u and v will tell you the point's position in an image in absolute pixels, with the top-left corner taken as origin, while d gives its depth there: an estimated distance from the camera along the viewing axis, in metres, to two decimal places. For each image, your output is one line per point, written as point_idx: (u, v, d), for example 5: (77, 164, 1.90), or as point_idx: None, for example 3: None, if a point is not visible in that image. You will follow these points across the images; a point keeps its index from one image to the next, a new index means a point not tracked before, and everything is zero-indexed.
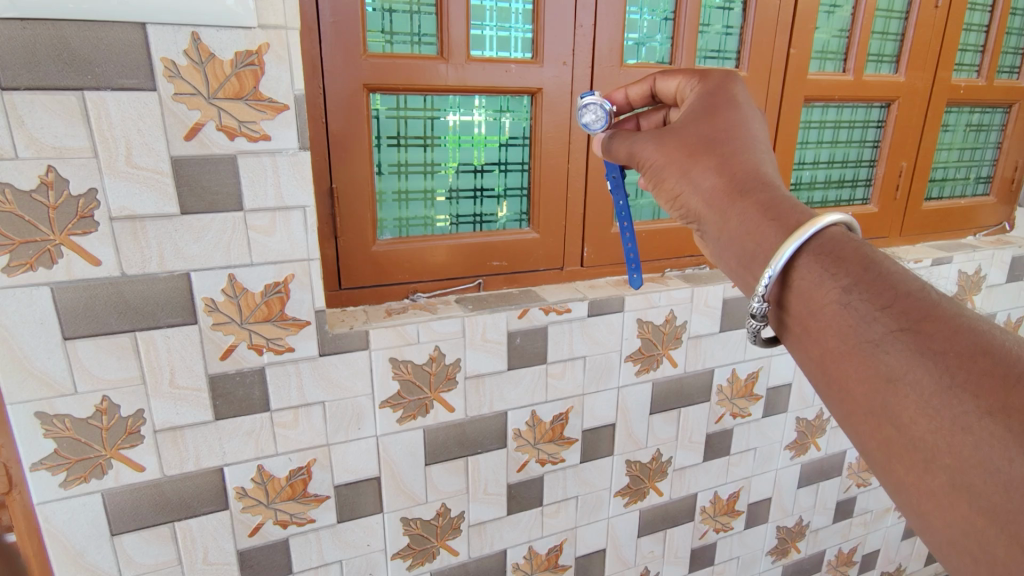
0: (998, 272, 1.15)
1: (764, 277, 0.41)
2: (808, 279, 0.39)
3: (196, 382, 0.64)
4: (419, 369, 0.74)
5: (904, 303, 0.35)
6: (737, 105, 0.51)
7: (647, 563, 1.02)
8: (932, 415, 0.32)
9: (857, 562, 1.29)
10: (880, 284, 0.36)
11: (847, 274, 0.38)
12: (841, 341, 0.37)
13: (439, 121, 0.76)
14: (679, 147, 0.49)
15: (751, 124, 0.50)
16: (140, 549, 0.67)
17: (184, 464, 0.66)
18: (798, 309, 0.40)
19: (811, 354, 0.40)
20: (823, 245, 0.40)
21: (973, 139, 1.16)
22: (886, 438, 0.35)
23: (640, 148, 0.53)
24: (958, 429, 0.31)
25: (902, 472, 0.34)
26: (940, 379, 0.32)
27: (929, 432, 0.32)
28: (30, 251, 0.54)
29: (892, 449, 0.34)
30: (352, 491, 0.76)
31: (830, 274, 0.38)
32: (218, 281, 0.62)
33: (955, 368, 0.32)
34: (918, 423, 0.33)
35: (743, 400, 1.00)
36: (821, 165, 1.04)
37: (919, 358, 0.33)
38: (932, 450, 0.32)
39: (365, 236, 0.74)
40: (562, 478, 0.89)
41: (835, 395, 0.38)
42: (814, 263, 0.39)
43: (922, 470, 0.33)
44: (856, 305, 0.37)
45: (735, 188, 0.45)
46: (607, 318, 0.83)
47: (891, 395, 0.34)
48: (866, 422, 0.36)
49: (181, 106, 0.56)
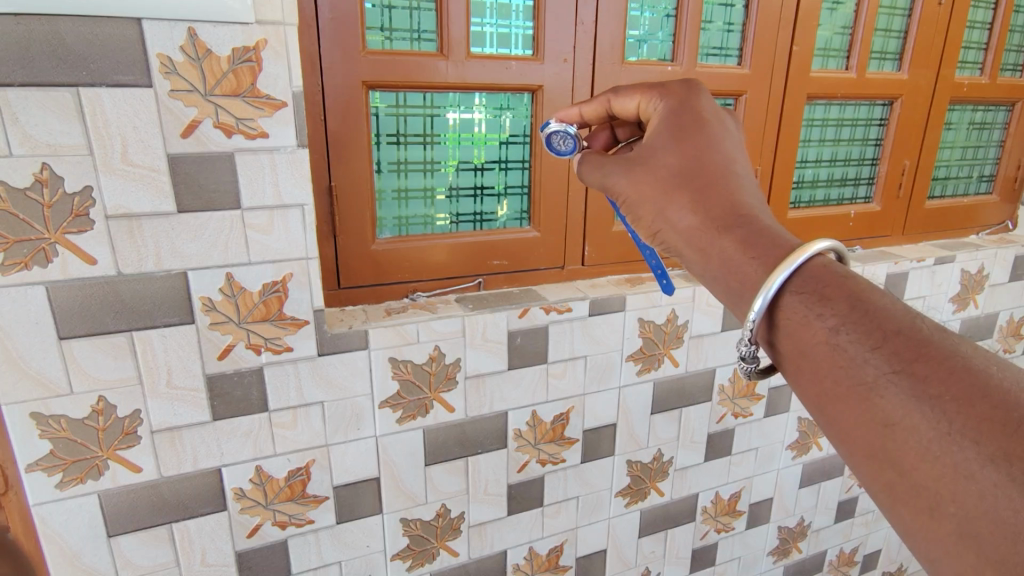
0: (1001, 272, 1.15)
1: (751, 316, 0.41)
2: (795, 318, 0.39)
3: (193, 383, 0.64)
4: (418, 368, 0.73)
5: (891, 343, 0.35)
6: (705, 128, 0.49)
7: (648, 563, 1.02)
8: (933, 462, 0.32)
9: (858, 562, 1.29)
10: (867, 323, 0.36)
11: (833, 313, 0.37)
12: (835, 385, 0.36)
13: (439, 119, 0.76)
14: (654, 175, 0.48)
15: (726, 144, 0.48)
16: (138, 550, 0.67)
17: (182, 464, 0.66)
18: (786, 350, 0.40)
19: (803, 391, 0.39)
20: (807, 281, 0.39)
21: (976, 137, 1.15)
22: (888, 484, 0.34)
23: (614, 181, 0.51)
24: (962, 475, 0.31)
25: (908, 516, 0.33)
26: (939, 425, 0.32)
27: (932, 476, 0.32)
28: (24, 250, 0.54)
29: (895, 492, 0.34)
30: (351, 491, 0.75)
31: (816, 312, 0.38)
32: (216, 280, 0.61)
33: (955, 414, 0.32)
34: (919, 469, 0.32)
35: (744, 400, 0.99)
36: (824, 163, 1.03)
37: (916, 403, 0.33)
38: (938, 496, 0.31)
39: (365, 235, 0.74)
40: (563, 478, 0.88)
41: (831, 435, 0.38)
42: (800, 300, 0.39)
43: (928, 517, 0.32)
44: (846, 345, 0.36)
45: (714, 222, 0.44)
46: (608, 317, 0.82)
47: (891, 438, 0.33)
48: (865, 465, 0.35)
49: (177, 103, 0.55)
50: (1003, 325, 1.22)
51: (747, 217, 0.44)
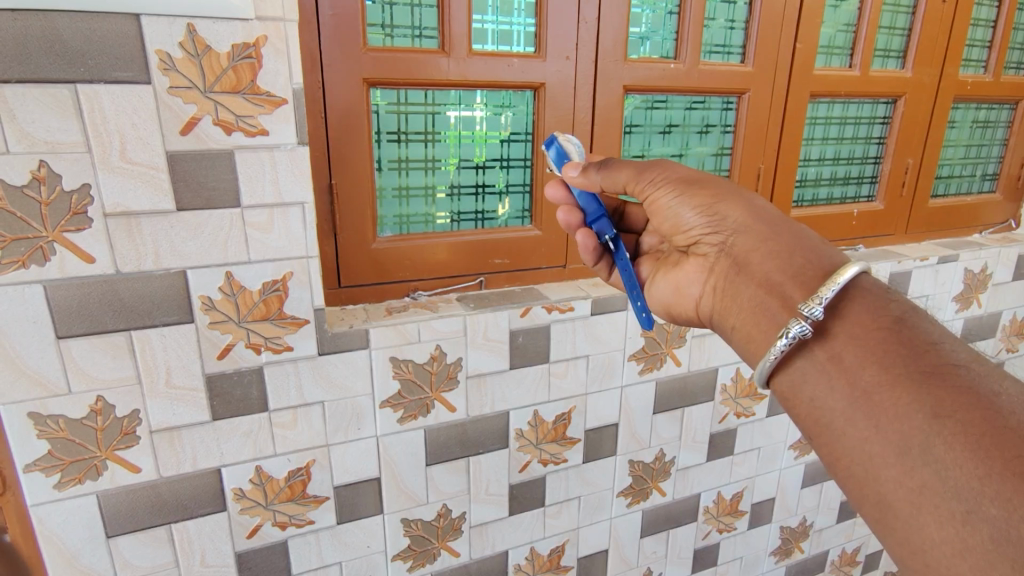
0: (1004, 270, 1.14)
1: (825, 293, 0.43)
2: (858, 308, 0.43)
3: (192, 382, 0.63)
4: (419, 369, 0.73)
5: (945, 347, 0.40)
6: None
7: (650, 564, 1.01)
8: (978, 460, 0.34)
9: (861, 562, 1.28)
10: (923, 330, 0.41)
11: (892, 316, 0.42)
12: (896, 367, 0.39)
13: (440, 117, 0.75)
14: (712, 177, 0.54)
15: None
16: (138, 552, 0.66)
17: (181, 464, 0.65)
18: (841, 336, 0.42)
19: (846, 377, 0.41)
20: (867, 284, 0.44)
21: (979, 136, 1.14)
22: (922, 484, 0.36)
23: (668, 167, 0.54)
24: (1009, 474, 0.33)
25: (934, 526, 0.35)
26: (995, 419, 0.35)
27: (974, 477, 0.34)
28: (22, 248, 0.53)
29: (927, 496, 0.36)
30: (352, 492, 0.75)
31: (877, 310, 0.43)
32: (215, 279, 0.61)
33: (1007, 414, 0.35)
34: (963, 468, 0.35)
35: (746, 400, 0.99)
36: (827, 162, 1.03)
37: (977, 397, 0.37)
38: (978, 500, 0.34)
39: (365, 233, 0.73)
40: (565, 478, 0.88)
41: (864, 427, 0.39)
42: (859, 296, 0.44)
43: (962, 522, 0.34)
44: (904, 340, 0.41)
45: (770, 229, 0.50)
46: (610, 317, 0.82)
47: (935, 436, 0.36)
48: (893, 467, 0.37)
49: (177, 100, 0.55)
50: (1006, 324, 1.21)
51: (794, 229, 0.50)
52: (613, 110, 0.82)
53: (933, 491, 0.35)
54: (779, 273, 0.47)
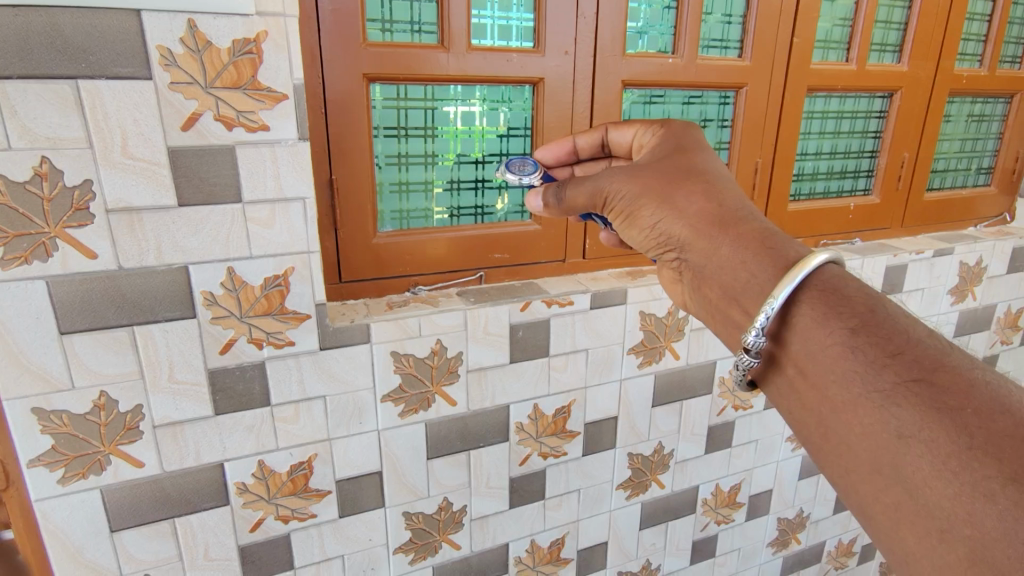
0: (999, 262, 1.15)
1: (763, 314, 0.43)
2: (810, 318, 0.41)
3: (195, 377, 0.63)
4: (420, 363, 0.73)
5: (909, 351, 0.37)
6: (700, 154, 0.55)
7: (649, 556, 1.02)
8: (944, 480, 0.33)
9: (857, 552, 1.29)
10: (883, 332, 0.39)
11: (848, 319, 0.40)
12: (848, 387, 0.38)
13: (440, 112, 0.75)
14: (655, 181, 0.53)
15: (720, 171, 0.54)
16: (143, 546, 0.67)
17: (184, 459, 0.66)
18: (796, 351, 0.42)
19: (812, 391, 0.41)
20: (822, 285, 0.42)
21: (975, 129, 1.15)
22: (896, 502, 0.36)
23: (608, 182, 0.54)
24: (981, 496, 0.32)
25: (913, 541, 0.35)
26: (958, 438, 0.33)
27: (945, 497, 0.33)
28: (25, 244, 0.53)
29: (904, 512, 0.35)
30: (353, 486, 0.75)
31: (831, 316, 0.41)
32: (217, 274, 0.61)
33: (975, 428, 0.33)
34: (933, 488, 0.34)
35: (745, 392, 0.99)
36: (824, 156, 1.03)
37: (935, 413, 0.34)
38: (950, 519, 0.33)
39: (366, 228, 0.73)
40: (565, 471, 0.88)
41: (836, 443, 0.39)
42: (814, 300, 0.42)
43: (937, 540, 0.33)
44: (863, 347, 0.38)
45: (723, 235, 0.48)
46: (609, 310, 0.82)
47: (899, 456, 0.35)
48: (869, 482, 0.37)
49: (178, 95, 0.55)
50: (1001, 316, 1.22)
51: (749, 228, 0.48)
52: (612, 105, 0.82)
53: (907, 508, 0.35)
54: (737, 283, 0.46)
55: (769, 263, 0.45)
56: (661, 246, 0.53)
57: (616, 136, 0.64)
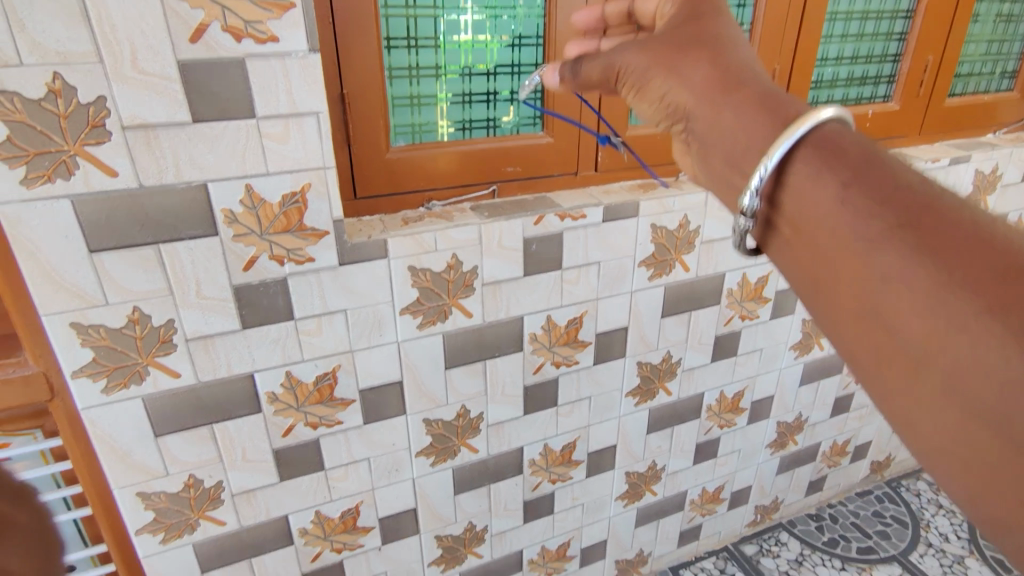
0: (1015, 171, 1.14)
1: (759, 173, 0.44)
2: (804, 174, 0.42)
3: (222, 293, 0.65)
4: (437, 277, 0.75)
5: (901, 196, 0.38)
6: (710, 16, 0.54)
7: (655, 457, 1.08)
8: (924, 317, 0.35)
9: (851, 452, 1.37)
10: (876, 181, 0.39)
11: (842, 171, 0.41)
12: (838, 237, 0.39)
13: (450, 20, 0.73)
14: (661, 50, 0.52)
15: (729, 34, 0.53)
16: (185, 450, 0.72)
17: (216, 370, 0.69)
18: (790, 209, 0.43)
19: (808, 246, 0.42)
20: (819, 139, 0.42)
21: (1002, 30, 1.11)
22: (878, 343, 0.38)
23: (620, 56, 0.55)
24: (956, 327, 0.33)
25: (893, 379, 0.37)
26: (937, 275, 0.34)
27: (925, 333, 0.35)
28: (46, 163, 0.54)
29: (886, 352, 0.37)
30: (377, 395, 0.79)
31: (826, 169, 0.41)
32: (235, 192, 0.61)
33: (955, 264, 0.34)
34: (912, 325, 0.35)
35: (752, 303, 1.02)
36: (844, 61, 1.00)
37: (916, 255, 0.35)
38: (929, 352, 0.35)
39: (379, 143, 0.73)
40: (576, 380, 0.92)
41: (828, 293, 0.41)
42: (808, 156, 0.42)
43: (916, 374, 0.36)
44: (854, 196, 0.39)
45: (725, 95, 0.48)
46: (622, 224, 0.83)
47: (881, 298, 0.37)
48: (855, 327, 0.39)
49: (184, 4, 0.53)
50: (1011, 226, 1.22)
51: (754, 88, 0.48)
52: None
53: (889, 347, 0.37)
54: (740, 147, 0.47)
55: (768, 124, 0.45)
56: (672, 119, 0.54)
57: (639, 4, 0.61)
